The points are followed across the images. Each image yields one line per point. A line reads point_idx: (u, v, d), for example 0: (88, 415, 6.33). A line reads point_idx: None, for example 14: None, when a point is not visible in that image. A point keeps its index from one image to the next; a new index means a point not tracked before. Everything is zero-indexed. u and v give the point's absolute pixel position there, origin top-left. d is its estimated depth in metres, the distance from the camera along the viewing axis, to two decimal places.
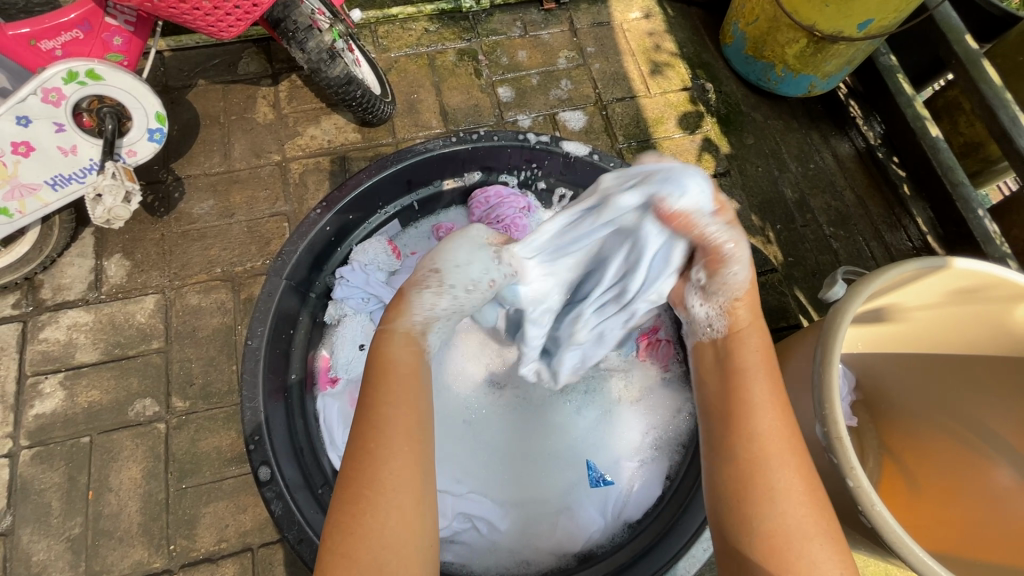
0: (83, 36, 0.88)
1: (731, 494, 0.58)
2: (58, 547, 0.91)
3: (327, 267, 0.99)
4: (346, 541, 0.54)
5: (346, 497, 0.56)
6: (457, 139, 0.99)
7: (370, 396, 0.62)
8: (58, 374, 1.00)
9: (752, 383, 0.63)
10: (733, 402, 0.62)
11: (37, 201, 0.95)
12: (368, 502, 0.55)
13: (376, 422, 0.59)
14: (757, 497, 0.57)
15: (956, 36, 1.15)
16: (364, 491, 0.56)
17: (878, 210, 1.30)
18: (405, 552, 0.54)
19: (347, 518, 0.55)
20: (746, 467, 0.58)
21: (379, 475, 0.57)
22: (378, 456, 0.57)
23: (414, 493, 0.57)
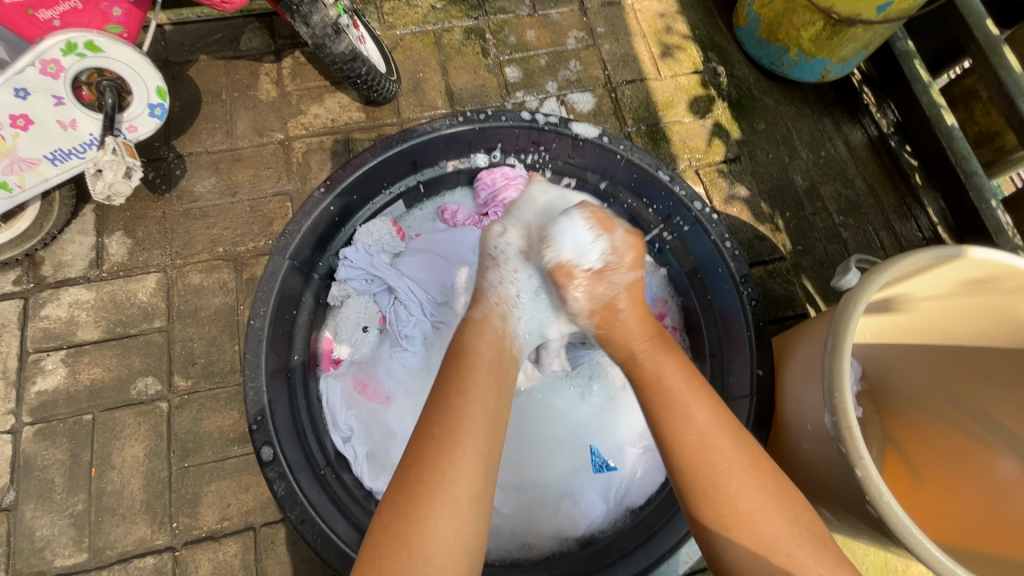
0: (82, 6, 0.85)
1: (702, 504, 0.60)
2: (61, 523, 0.91)
3: (331, 247, 0.98)
4: (401, 523, 0.54)
5: (406, 483, 0.57)
6: (464, 118, 0.97)
7: (454, 393, 0.64)
8: (60, 351, 0.99)
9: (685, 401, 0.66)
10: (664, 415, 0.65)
11: (36, 175, 0.94)
12: (425, 489, 0.56)
13: (457, 417, 0.61)
14: (726, 506, 0.59)
15: (977, 21, 1.13)
16: (424, 478, 0.57)
17: (889, 199, 1.28)
18: (458, 542, 0.54)
19: (404, 505, 0.55)
20: (710, 475, 0.61)
21: (443, 463, 0.57)
22: (441, 443, 0.59)
23: (473, 488, 0.57)
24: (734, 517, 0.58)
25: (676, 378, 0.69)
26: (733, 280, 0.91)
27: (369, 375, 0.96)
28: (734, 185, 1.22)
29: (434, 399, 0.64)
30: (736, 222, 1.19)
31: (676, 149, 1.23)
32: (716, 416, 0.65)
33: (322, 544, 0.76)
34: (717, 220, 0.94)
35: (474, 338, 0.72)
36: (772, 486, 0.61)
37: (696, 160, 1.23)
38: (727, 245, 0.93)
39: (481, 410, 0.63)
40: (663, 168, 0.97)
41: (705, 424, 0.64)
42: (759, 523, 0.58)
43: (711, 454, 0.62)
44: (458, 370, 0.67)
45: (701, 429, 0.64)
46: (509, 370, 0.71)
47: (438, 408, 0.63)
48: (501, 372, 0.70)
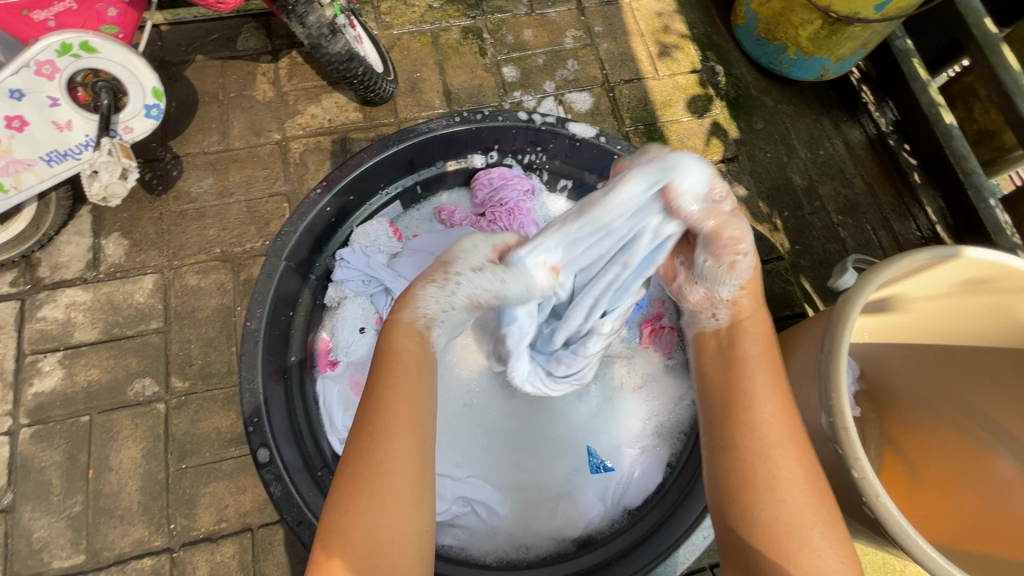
0: (76, 6, 0.85)
1: (742, 493, 0.60)
2: (58, 525, 0.91)
3: (328, 248, 0.98)
4: (343, 520, 0.55)
5: (343, 480, 0.57)
6: (461, 119, 0.97)
7: (375, 380, 0.61)
8: (57, 353, 0.99)
9: (760, 392, 0.65)
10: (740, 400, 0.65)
11: (32, 177, 0.93)
12: (363, 483, 0.56)
13: (375, 408, 0.59)
14: (769, 496, 0.59)
15: (976, 19, 1.13)
16: (359, 473, 0.56)
17: (888, 197, 1.27)
18: (399, 533, 0.55)
19: (348, 502, 0.56)
20: (753, 470, 0.61)
21: (376, 458, 0.57)
22: (371, 437, 0.58)
23: (408, 476, 0.57)
24: (771, 508, 0.58)
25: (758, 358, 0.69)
26: None
27: (366, 376, 0.96)
28: (733, 184, 1.22)
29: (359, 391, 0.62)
30: None
31: (674, 149, 1.23)
32: (783, 409, 0.64)
33: (319, 546, 0.76)
34: None
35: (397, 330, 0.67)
36: (813, 484, 0.60)
37: None
38: None
39: (406, 396, 0.60)
40: None
41: (776, 419, 0.63)
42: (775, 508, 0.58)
43: (767, 446, 0.62)
44: (381, 361, 0.64)
45: (762, 422, 0.63)
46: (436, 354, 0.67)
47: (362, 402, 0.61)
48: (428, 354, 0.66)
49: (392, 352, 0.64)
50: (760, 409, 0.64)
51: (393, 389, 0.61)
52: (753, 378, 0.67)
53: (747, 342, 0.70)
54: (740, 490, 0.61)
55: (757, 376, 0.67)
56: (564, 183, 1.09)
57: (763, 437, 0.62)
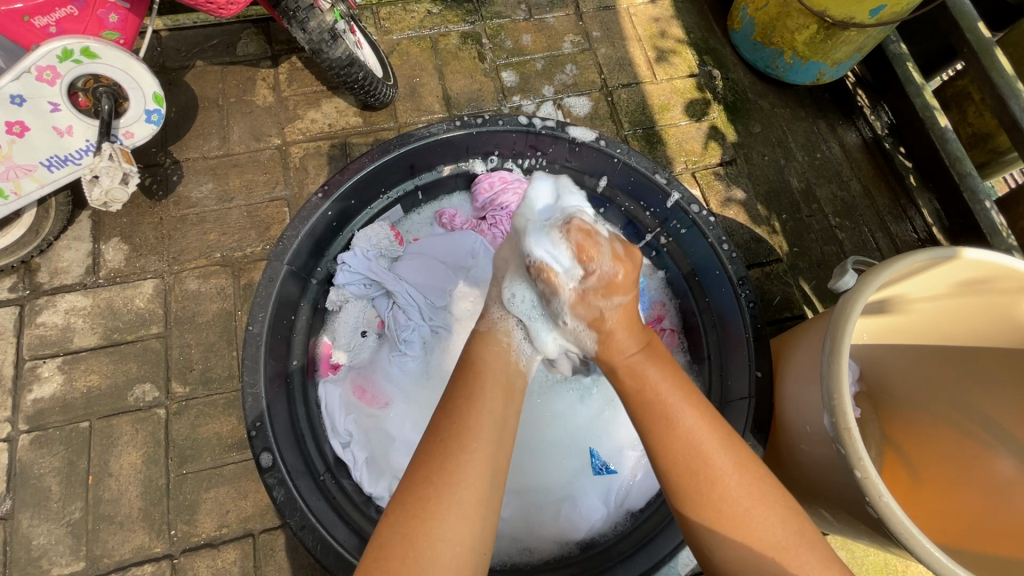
0: (77, 13, 0.85)
1: (701, 518, 0.59)
2: (57, 532, 0.91)
3: (328, 252, 0.98)
4: (410, 523, 0.55)
5: (415, 486, 0.57)
6: (460, 123, 0.97)
7: (463, 396, 0.63)
8: (56, 359, 0.99)
9: (668, 419, 0.63)
10: (662, 423, 0.63)
11: (33, 182, 0.93)
12: (436, 490, 0.56)
13: (467, 421, 0.61)
14: (728, 519, 0.58)
15: (969, 24, 1.14)
16: (434, 479, 0.57)
17: (884, 200, 1.29)
18: (461, 545, 0.54)
19: (415, 507, 0.55)
20: (710, 494, 0.59)
21: (452, 466, 0.57)
22: (451, 447, 0.59)
23: (481, 490, 0.57)
24: (740, 530, 0.58)
25: (664, 380, 0.66)
26: (731, 281, 0.91)
27: (368, 380, 0.96)
28: (731, 187, 1.23)
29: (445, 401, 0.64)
30: (733, 224, 1.19)
31: (672, 153, 1.24)
32: (710, 427, 0.63)
33: (322, 551, 0.76)
34: (714, 222, 0.94)
35: (482, 347, 0.71)
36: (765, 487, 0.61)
37: (692, 163, 1.24)
38: (724, 247, 0.93)
39: (490, 415, 0.62)
40: (660, 171, 0.97)
41: (705, 435, 0.62)
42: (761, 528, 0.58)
43: (709, 465, 0.61)
44: (468, 375, 0.67)
45: (696, 445, 0.62)
46: (516, 378, 0.69)
47: (448, 415, 0.62)
48: (506, 382, 0.67)
49: (478, 371, 0.67)
50: (683, 422, 0.63)
51: (478, 406, 0.63)
52: (658, 391, 0.65)
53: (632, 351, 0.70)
54: (705, 515, 0.59)
55: (669, 396, 0.65)
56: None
57: (702, 459, 0.61)
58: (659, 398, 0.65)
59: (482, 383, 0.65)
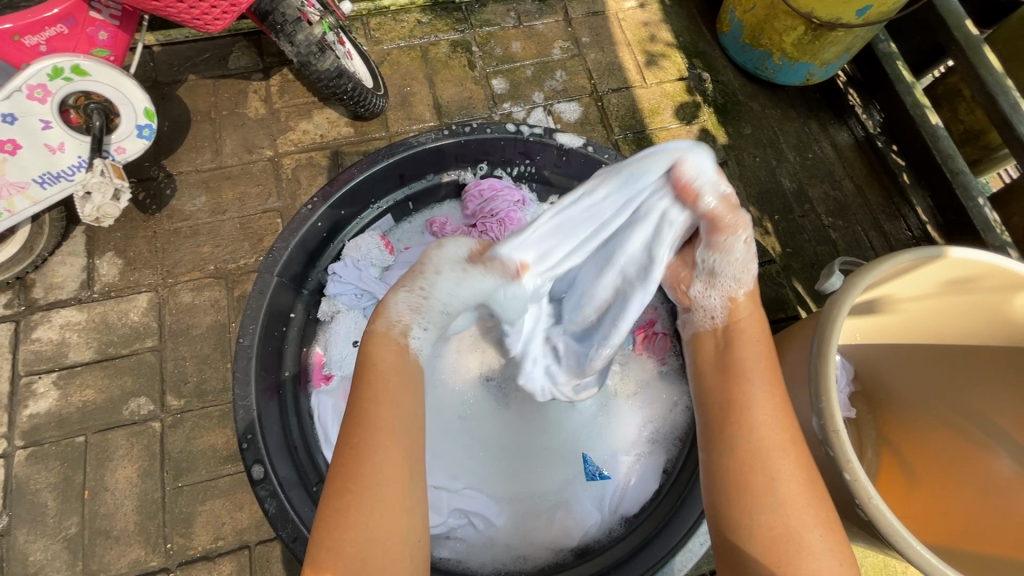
0: (67, 31, 0.86)
1: (739, 491, 0.59)
2: (54, 547, 0.91)
3: (320, 263, 0.98)
4: (333, 537, 0.54)
5: (335, 496, 0.56)
6: (449, 132, 0.98)
7: (366, 393, 0.61)
8: (52, 374, 0.99)
9: (759, 400, 0.63)
10: (738, 405, 0.63)
11: (25, 199, 0.94)
12: (354, 500, 0.55)
13: (376, 421, 0.59)
14: (753, 475, 0.59)
15: (957, 22, 1.14)
16: (351, 486, 0.56)
17: (877, 199, 1.28)
18: (393, 543, 0.55)
19: (337, 520, 0.55)
20: (741, 450, 0.60)
21: (364, 471, 0.56)
22: (363, 451, 0.57)
23: (401, 490, 0.57)
24: (775, 512, 0.57)
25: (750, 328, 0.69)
26: None
27: None
28: None
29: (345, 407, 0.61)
30: None
31: None
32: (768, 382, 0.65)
33: None
34: None
35: (378, 343, 0.66)
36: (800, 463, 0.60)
37: None
38: None
39: (396, 407, 0.60)
40: None
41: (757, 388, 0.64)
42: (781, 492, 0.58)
43: (768, 441, 0.60)
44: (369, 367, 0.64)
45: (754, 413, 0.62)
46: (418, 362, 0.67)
47: (354, 413, 0.60)
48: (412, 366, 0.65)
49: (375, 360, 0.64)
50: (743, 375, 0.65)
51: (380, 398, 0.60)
52: (743, 373, 0.65)
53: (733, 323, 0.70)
54: (725, 465, 0.61)
55: (756, 387, 0.64)
56: (554, 197, 1.11)
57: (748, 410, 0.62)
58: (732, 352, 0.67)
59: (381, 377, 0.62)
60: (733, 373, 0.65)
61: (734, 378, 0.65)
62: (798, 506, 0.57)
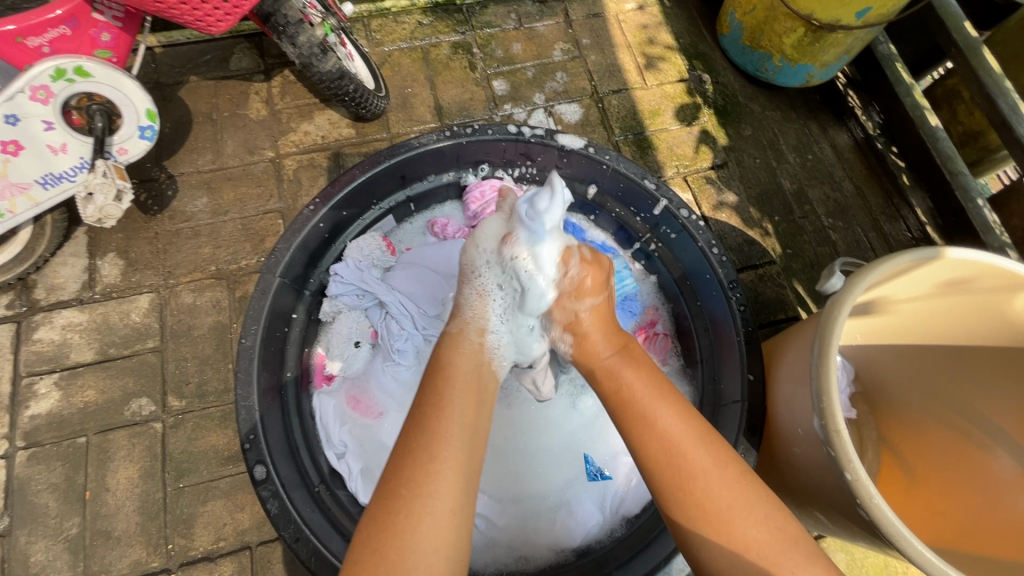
0: (71, 32, 0.86)
1: (683, 519, 0.62)
2: (55, 548, 0.91)
3: (322, 263, 0.98)
4: (380, 537, 0.55)
5: (385, 500, 0.57)
6: (450, 133, 0.98)
7: (432, 403, 0.65)
8: (54, 374, 0.99)
9: (656, 436, 0.65)
10: (649, 440, 0.65)
11: (27, 201, 0.94)
12: (405, 503, 0.56)
13: (439, 430, 0.62)
14: (709, 523, 0.60)
15: (955, 24, 1.15)
16: (402, 490, 0.57)
17: (877, 200, 1.28)
18: (436, 552, 0.54)
19: (385, 522, 0.55)
20: (685, 500, 0.62)
21: (424, 476, 0.58)
22: (421, 457, 0.59)
23: (453, 499, 0.58)
24: (721, 532, 0.60)
25: (641, 382, 0.70)
26: (721, 285, 0.92)
27: (362, 391, 0.97)
28: (723, 191, 1.23)
29: (412, 413, 0.65)
30: (725, 228, 1.19)
31: (663, 158, 1.24)
32: (687, 427, 0.66)
33: (316, 563, 0.76)
34: (703, 227, 0.94)
35: (451, 351, 0.73)
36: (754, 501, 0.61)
37: (683, 167, 1.24)
38: (714, 251, 0.94)
39: (460, 420, 0.64)
40: (649, 176, 0.98)
41: (680, 438, 0.65)
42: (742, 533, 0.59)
43: (686, 467, 0.63)
44: (435, 383, 0.67)
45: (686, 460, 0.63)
46: (488, 379, 0.72)
47: (417, 422, 0.63)
48: (478, 380, 0.70)
49: (448, 371, 0.70)
50: (654, 424, 0.66)
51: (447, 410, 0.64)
52: (652, 422, 0.66)
53: (632, 381, 0.71)
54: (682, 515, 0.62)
55: (660, 421, 0.66)
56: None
57: (681, 458, 0.63)
58: (636, 408, 0.68)
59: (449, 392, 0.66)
60: (633, 410, 0.68)
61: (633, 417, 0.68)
62: (745, 521, 0.60)
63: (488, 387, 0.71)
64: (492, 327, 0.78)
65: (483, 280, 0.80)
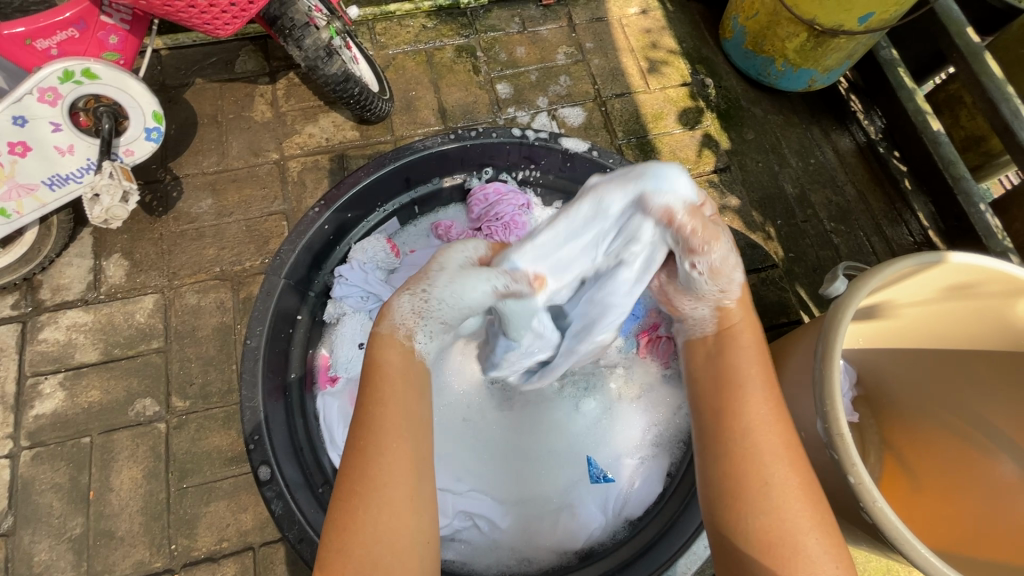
0: (79, 35, 0.87)
1: (734, 494, 0.59)
2: (59, 547, 0.91)
3: (326, 265, 0.99)
4: (339, 538, 0.54)
5: (343, 502, 0.55)
6: (454, 137, 0.99)
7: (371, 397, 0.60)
8: (58, 374, 1.00)
9: (749, 411, 0.62)
10: (741, 410, 0.62)
11: (34, 201, 0.94)
12: (363, 503, 0.55)
13: (377, 423, 0.58)
14: (758, 502, 0.57)
15: (958, 29, 1.15)
16: (357, 489, 0.55)
17: (879, 204, 1.29)
18: (401, 547, 0.54)
19: (343, 522, 0.54)
20: (745, 469, 0.59)
21: (371, 473, 0.56)
22: (368, 455, 0.56)
23: (407, 489, 0.56)
24: (768, 516, 0.56)
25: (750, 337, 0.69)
26: None
27: None
28: (726, 194, 1.23)
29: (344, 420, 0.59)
30: (727, 231, 1.20)
31: (666, 161, 1.25)
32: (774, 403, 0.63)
33: None
34: None
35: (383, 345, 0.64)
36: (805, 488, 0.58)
37: (686, 171, 1.24)
38: None
39: (402, 409, 0.60)
40: None
41: (760, 406, 0.63)
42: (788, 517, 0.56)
43: (754, 441, 0.61)
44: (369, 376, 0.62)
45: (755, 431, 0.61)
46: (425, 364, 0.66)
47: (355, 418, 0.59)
48: (419, 366, 0.65)
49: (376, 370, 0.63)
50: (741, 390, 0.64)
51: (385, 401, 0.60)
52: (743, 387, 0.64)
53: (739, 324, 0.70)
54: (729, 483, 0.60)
55: (756, 397, 0.63)
56: (559, 201, 1.11)
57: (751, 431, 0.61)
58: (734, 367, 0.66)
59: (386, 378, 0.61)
60: (735, 387, 0.65)
61: (724, 392, 0.65)
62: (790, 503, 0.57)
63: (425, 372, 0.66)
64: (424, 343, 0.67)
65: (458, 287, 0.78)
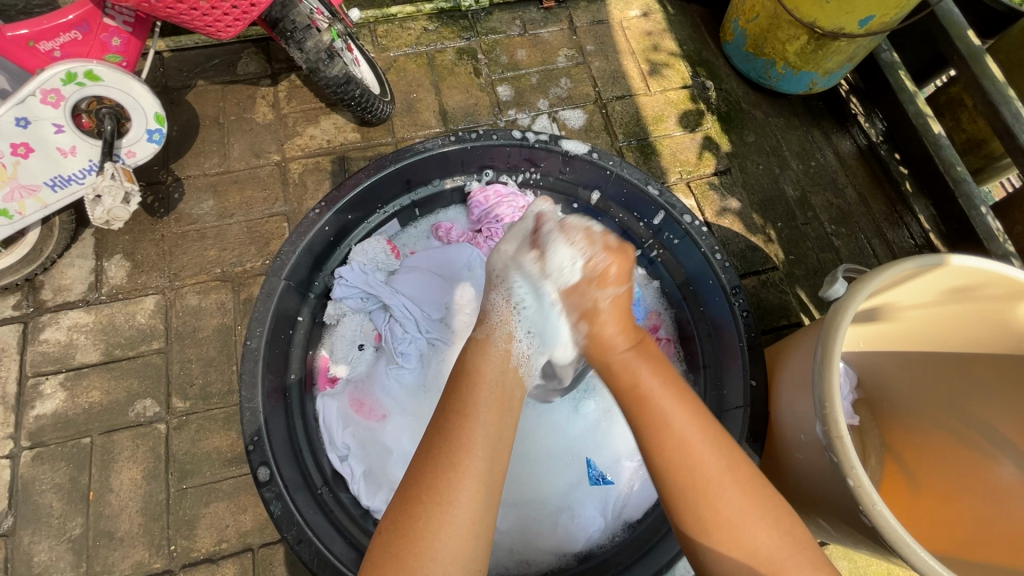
0: (81, 37, 0.88)
1: (685, 517, 0.62)
2: (59, 548, 0.91)
3: (326, 266, 0.99)
4: (401, 542, 0.56)
5: (403, 508, 0.59)
6: (454, 138, 0.98)
7: (459, 412, 0.64)
8: (59, 375, 1.00)
9: (670, 436, 0.64)
10: (653, 434, 0.65)
11: (36, 202, 0.95)
12: (425, 509, 0.57)
13: (460, 438, 0.62)
14: (714, 527, 0.61)
15: (959, 33, 1.15)
16: (422, 497, 0.58)
17: (880, 207, 1.29)
18: (455, 560, 0.56)
19: (406, 529, 0.57)
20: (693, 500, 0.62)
21: (440, 485, 0.59)
22: (442, 465, 0.60)
23: (474, 507, 0.59)
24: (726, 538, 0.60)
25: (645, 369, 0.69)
26: (724, 291, 0.92)
27: (366, 393, 0.97)
28: (726, 197, 1.23)
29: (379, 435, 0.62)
30: (728, 233, 1.20)
31: (667, 164, 1.25)
32: (698, 426, 0.65)
33: (319, 565, 0.76)
34: (706, 233, 0.95)
35: (477, 356, 0.71)
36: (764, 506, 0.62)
37: (687, 173, 1.25)
38: (717, 257, 0.94)
39: (484, 430, 0.63)
40: (652, 182, 0.98)
41: (689, 440, 0.64)
42: (750, 539, 0.60)
43: (697, 470, 0.62)
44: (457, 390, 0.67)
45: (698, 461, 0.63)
46: (514, 386, 0.70)
47: (439, 430, 0.63)
48: (507, 383, 0.69)
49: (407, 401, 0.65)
50: (665, 424, 0.64)
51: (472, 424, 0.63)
52: (656, 410, 0.65)
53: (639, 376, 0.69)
54: (689, 521, 0.62)
55: (660, 399, 0.66)
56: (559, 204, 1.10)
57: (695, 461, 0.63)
58: (646, 403, 0.66)
59: (474, 398, 0.65)
60: (636, 393, 0.67)
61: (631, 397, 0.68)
62: (752, 527, 0.60)
63: (513, 396, 0.69)
64: (518, 334, 0.75)
65: (507, 282, 0.77)
